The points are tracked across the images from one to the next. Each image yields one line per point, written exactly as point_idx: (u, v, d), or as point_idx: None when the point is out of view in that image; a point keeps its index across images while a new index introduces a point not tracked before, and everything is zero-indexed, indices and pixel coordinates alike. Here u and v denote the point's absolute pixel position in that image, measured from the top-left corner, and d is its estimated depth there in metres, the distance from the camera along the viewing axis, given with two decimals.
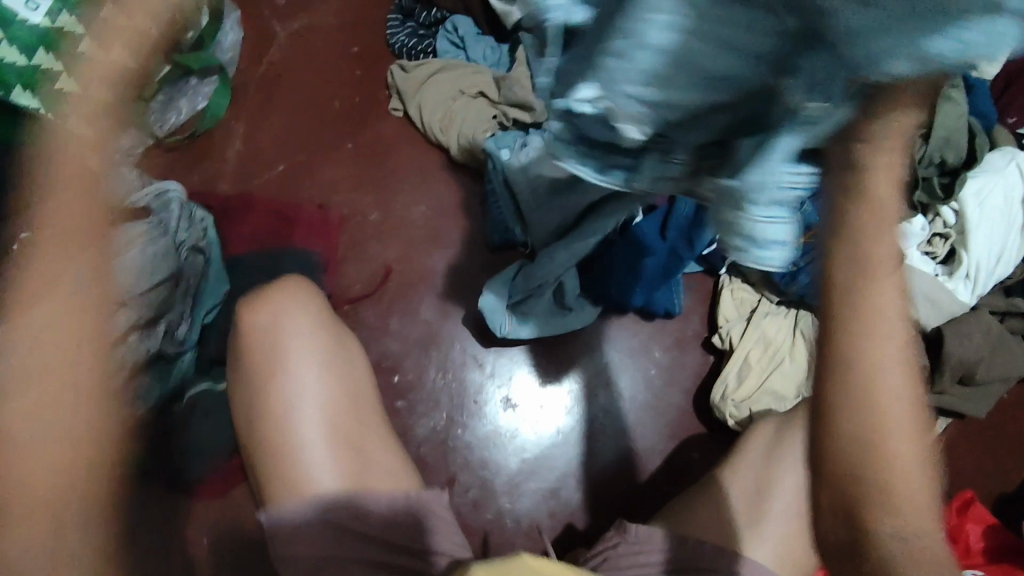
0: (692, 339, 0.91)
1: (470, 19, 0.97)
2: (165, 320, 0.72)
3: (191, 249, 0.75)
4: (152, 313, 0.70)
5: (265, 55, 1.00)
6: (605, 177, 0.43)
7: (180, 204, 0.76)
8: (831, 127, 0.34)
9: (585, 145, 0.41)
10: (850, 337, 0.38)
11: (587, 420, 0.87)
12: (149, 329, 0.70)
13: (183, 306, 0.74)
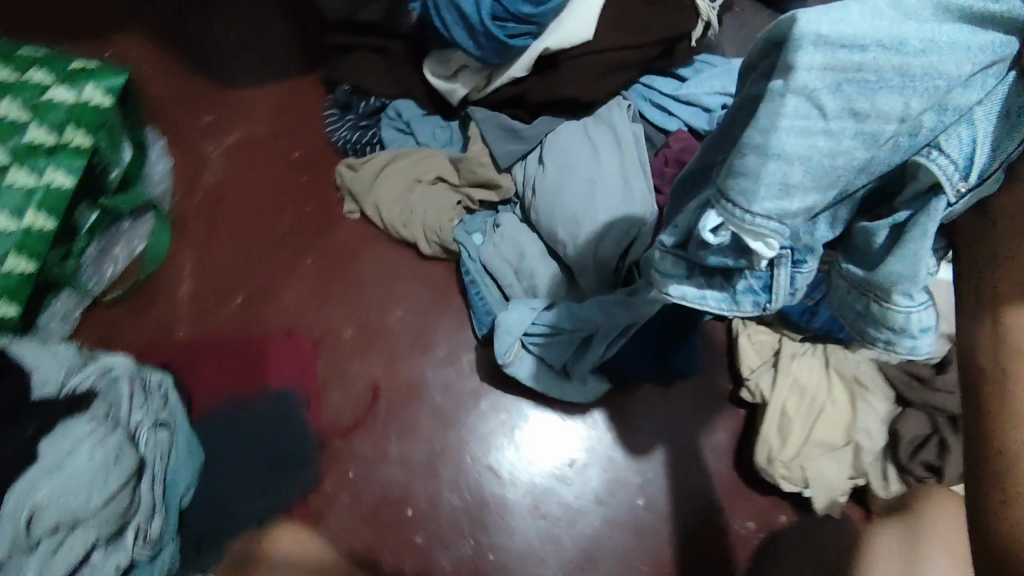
0: (717, 394, 0.84)
1: (412, 101, 0.90)
2: (132, 525, 0.62)
3: (152, 427, 0.66)
4: (115, 526, 0.60)
5: (201, 178, 0.92)
6: (734, 302, 0.43)
7: (130, 378, 0.67)
8: (975, 196, 0.33)
9: (695, 269, 0.43)
10: (1020, 405, 0.29)
11: (626, 508, 0.79)
12: (114, 540, 0.61)
13: (150, 499, 0.64)
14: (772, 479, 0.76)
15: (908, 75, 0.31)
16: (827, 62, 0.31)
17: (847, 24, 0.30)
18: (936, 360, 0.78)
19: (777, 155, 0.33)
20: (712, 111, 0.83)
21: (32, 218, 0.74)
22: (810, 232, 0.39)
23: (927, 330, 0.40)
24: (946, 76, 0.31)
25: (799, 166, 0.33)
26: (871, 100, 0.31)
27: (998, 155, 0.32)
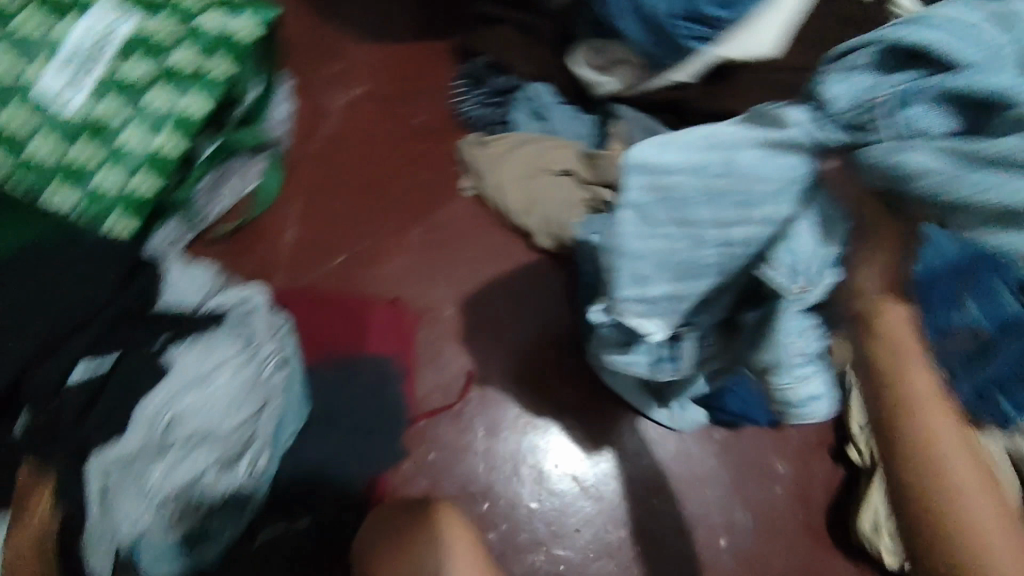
0: (819, 448, 0.79)
1: (550, 85, 0.85)
2: (245, 456, 0.61)
3: (278, 362, 0.64)
4: (232, 448, 0.60)
5: (320, 127, 0.89)
6: (657, 367, 0.61)
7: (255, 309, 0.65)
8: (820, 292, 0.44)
9: (618, 340, 0.62)
10: (897, 403, 0.36)
11: (706, 547, 0.76)
12: (229, 464, 0.60)
13: (266, 433, 0.62)
14: (873, 549, 0.72)
15: (714, 194, 0.43)
16: (649, 182, 0.44)
17: (666, 157, 0.43)
18: None
19: (623, 254, 0.47)
20: None
21: (163, 139, 0.72)
22: (695, 317, 0.53)
23: (818, 398, 0.54)
24: (749, 196, 0.42)
25: (652, 259, 0.47)
26: (688, 212, 0.44)
27: (803, 252, 0.43)
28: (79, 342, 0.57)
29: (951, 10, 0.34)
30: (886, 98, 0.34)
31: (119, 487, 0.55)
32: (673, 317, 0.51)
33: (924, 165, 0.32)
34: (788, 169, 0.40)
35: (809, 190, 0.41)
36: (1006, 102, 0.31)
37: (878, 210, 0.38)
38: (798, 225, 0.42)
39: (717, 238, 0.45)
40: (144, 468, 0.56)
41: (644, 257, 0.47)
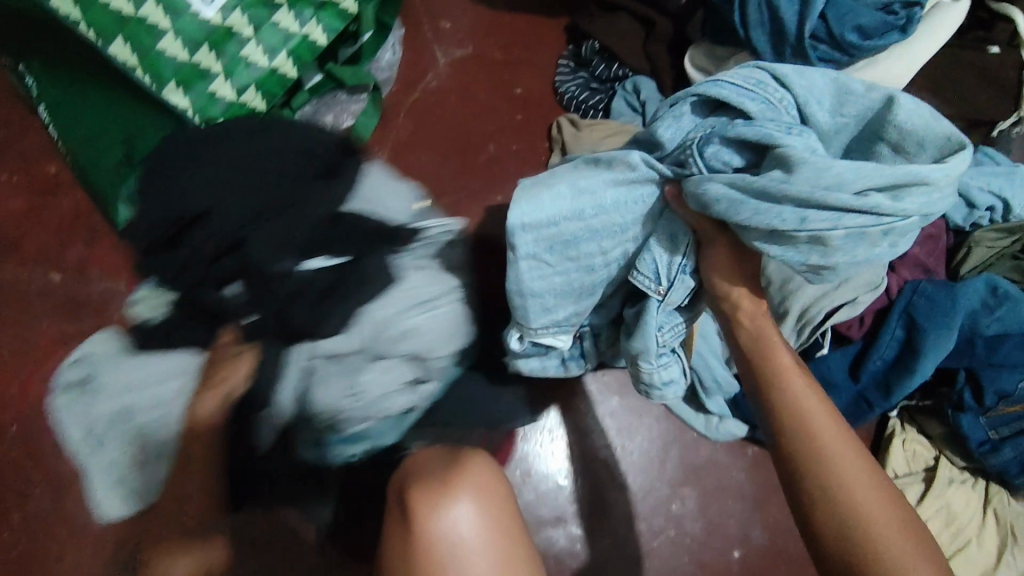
0: None
1: (654, 82, 0.86)
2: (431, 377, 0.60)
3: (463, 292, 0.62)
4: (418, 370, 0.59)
5: (421, 80, 0.91)
6: (564, 367, 0.66)
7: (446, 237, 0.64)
8: (669, 299, 0.53)
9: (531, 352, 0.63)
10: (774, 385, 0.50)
11: (720, 554, 0.77)
12: (416, 384, 0.59)
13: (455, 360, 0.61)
14: None
15: (592, 228, 0.53)
16: (535, 236, 0.53)
17: (539, 214, 0.52)
18: None
19: (530, 292, 0.56)
20: None
21: (281, 62, 0.76)
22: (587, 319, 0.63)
23: (671, 383, 0.57)
24: (616, 222, 0.52)
25: (556, 286, 0.56)
26: (573, 247, 0.53)
27: (676, 269, 0.52)
28: (277, 232, 0.55)
29: (736, 78, 0.48)
30: (694, 141, 0.47)
31: (322, 379, 0.57)
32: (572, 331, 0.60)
33: (725, 195, 0.44)
34: (631, 198, 0.52)
35: (655, 210, 0.52)
36: (775, 145, 0.43)
37: (715, 227, 0.49)
38: (653, 243, 0.52)
39: (599, 259, 0.54)
40: (353, 371, 0.57)
41: (545, 286, 0.56)
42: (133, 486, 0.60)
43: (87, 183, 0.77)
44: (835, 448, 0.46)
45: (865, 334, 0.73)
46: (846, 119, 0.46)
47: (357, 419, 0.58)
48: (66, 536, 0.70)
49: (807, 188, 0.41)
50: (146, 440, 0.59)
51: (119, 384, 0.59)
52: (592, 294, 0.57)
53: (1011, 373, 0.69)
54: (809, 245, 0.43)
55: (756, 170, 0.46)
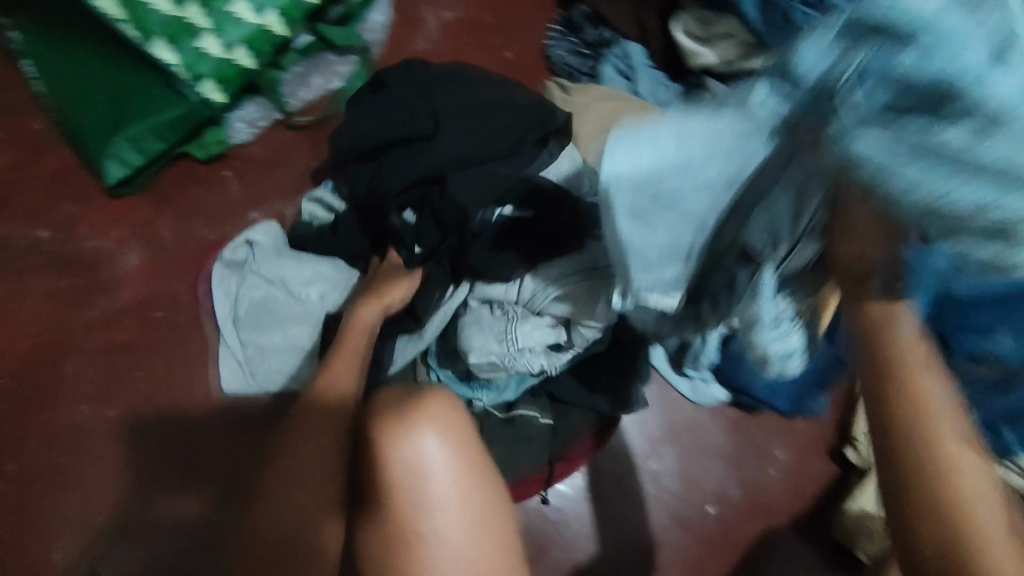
0: (820, 444, 0.83)
1: (643, 48, 0.86)
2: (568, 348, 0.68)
3: None
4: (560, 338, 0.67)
5: (411, 42, 0.90)
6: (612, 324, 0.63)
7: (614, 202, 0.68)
8: (795, 262, 0.43)
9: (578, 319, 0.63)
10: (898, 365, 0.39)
11: (696, 510, 0.80)
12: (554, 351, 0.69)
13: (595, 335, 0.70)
14: (848, 539, 0.78)
15: (705, 174, 0.40)
16: (633, 186, 0.40)
17: (642, 153, 0.39)
18: None
19: (630, 249, 0.44)
20: None
21: (269, 20, 0.74)
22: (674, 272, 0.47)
23: (791, 354, 0.48)
24: (735, 165, 0.39)
25: (652, 256, 0.45)
26: (676, 198, 0.41)
27: (801, 221, 0.40)
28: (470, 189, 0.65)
29: None
30: (859, 65, 0.31)
31: (478, 322, 0.68)
32: (678, 288, 0.47)
33: (876, 159, 0.31)
34: (748, 139, 0.38)
35: (789, 148, 0.38)
36: (960, 90, 0.28)
37: (853, 195, 0.36)
38: (779, 194, 0.40)
39: (715, 217, 0.43)
40: (508, 319, 0.67)
41: (641, 249, 0.44)
42: (257, 368, 0.73)
43: (73, 140, 0.77)
44: (956, 446, 0.38)
45: None
46: None
47: (499, 365, 0.67)
48: (58, 488, 0.72)
49: (1002, 153, 0.28)
50: (281, 330, 0.72)
51: (267, 275, 0.73)
52: (694, 256, 0.45)
53: None
54: (988, 235, 0.30)
55: (927, 127, 0.30)
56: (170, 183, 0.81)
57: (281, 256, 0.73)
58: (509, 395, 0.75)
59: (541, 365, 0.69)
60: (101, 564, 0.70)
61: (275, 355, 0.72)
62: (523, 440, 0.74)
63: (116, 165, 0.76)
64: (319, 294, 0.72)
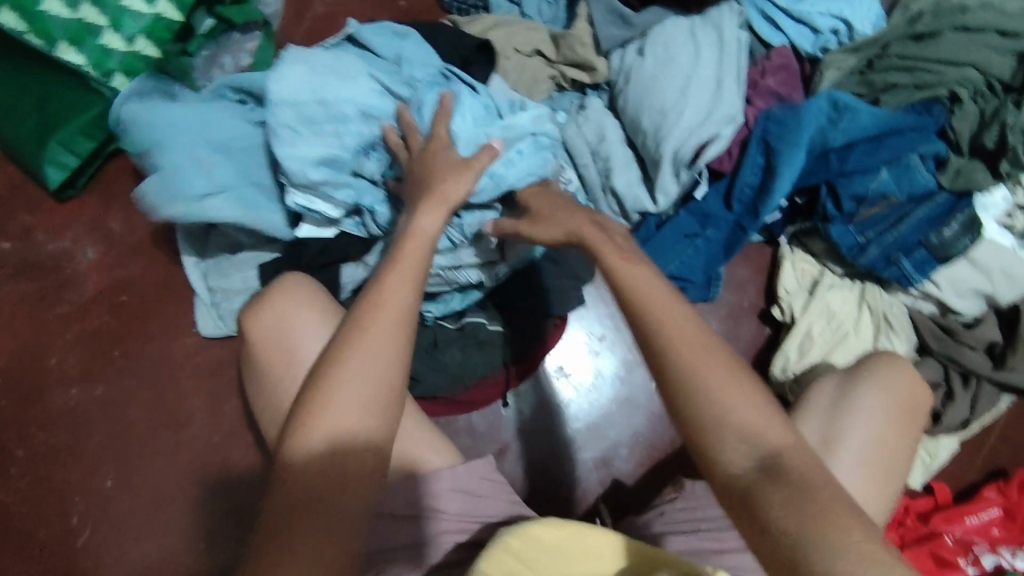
0: (749, 310, 0.89)
1: None
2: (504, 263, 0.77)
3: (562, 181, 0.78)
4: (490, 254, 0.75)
5: (309, 9, 0.94)
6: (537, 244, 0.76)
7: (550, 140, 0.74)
8: (323, 81, 0.67)
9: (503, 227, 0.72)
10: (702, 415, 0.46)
11: (643, 389, 0.86)
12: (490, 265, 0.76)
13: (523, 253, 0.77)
14: (781, 389, 0.82)
15: (321, 127, 0.67)
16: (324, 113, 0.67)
17: (309, 134, 0.67)
18: (969, 316, 0.80)
19: (319, 84, 0.67)
20: (821, 32, 0.80)
21: (162, 7, 0.82)
22: (338, 81, 0.67)
23: (317, 76, 0.67)
24: (316, 120, 0.67)
25: (331, 81, 0.67)
26: (325, 102, 0.67)
27: (340, 100, 0.67)
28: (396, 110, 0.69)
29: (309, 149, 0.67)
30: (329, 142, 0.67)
31: None
32: (330, 89, 0.67)
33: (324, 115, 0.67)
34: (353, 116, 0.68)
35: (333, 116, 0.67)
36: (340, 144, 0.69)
37: (334, 96, 0.67)
38: (354, 94, 0.68)
39: (325, 99, 0.67)
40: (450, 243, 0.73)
41: (310, 107, 0.67)
42: (225, 308, 0.81)
43: (14, 156, 0.84)
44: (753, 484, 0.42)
45: (733, 166, 0.81)
46: (316, 118, 0.67)
47: (442, 281, 0.76)
48: (65, 464, 0.80)
49: (303, 97, 0.66)
50: (241, 272, 0.80)
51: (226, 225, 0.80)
52: (324, 95, 0.67)
53: (857, 176, 0.78)
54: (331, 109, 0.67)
55: (324, 126, 0.67)
56: (111, 180, 0.87)
57: None
58: (457, 305, 0.79)
59: (478, 276, 0.76)
60: (115, 520, 0.79)
61: (240, 297, 0.80)
62: (474, 345, 0.78)
63: (55, 169, 0.82)
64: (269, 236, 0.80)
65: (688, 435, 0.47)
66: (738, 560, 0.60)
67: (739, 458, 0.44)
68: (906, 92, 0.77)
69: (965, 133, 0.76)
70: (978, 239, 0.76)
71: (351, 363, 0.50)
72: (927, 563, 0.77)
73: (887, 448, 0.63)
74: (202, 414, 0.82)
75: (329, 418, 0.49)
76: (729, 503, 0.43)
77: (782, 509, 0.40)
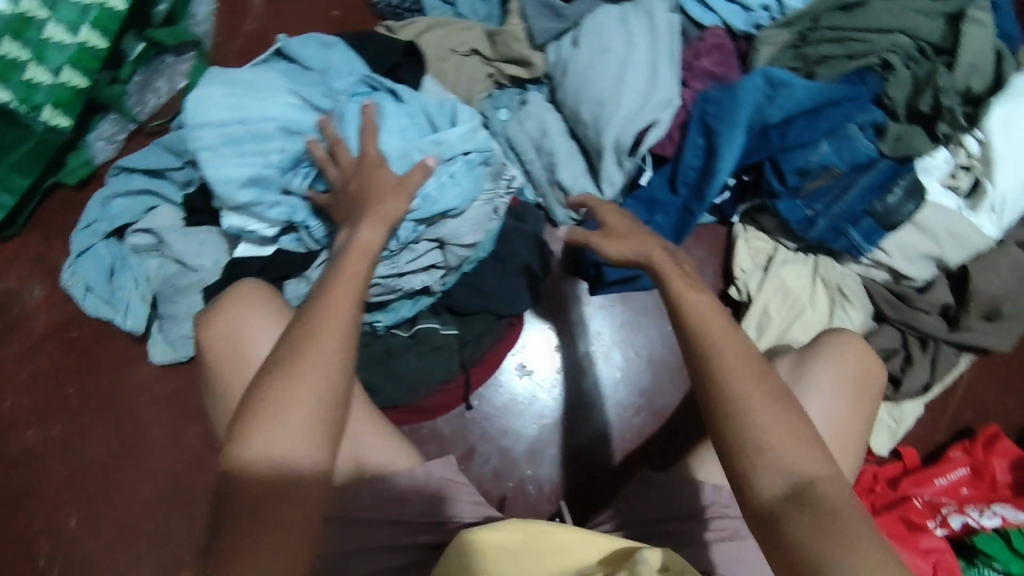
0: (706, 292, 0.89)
1: None
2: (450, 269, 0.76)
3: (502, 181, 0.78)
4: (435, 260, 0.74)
5: (241, 26, 0.93)
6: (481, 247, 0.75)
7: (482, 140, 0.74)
8: (242, 100, 0.69)
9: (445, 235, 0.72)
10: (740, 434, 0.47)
11: (607, 381, 0.86)
12: (436, 270, 0.76)
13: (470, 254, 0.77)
14: None
15: (245, 143, 0.68)
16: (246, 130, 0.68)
17: (235, 151, 0.67)
18: (921, 281, 0.80)
19: (238, 104, 0.68)
20: (751, 9, 0.81)
21: (87, 36, 0.79)
22: (258, 100, 0.69)
23: (235, 97, 0.69)
24: (239, 138, 0.67)
25: (249, 100, 0.68)
26: (247, 120, 0.68)
27: (260, 117, 0.68)
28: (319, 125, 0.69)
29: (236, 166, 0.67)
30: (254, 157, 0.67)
31: None
32: (250, 108, 0.68)
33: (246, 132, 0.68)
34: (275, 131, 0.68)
35: (255, 133, 0.68)
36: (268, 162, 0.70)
37: (255, 113, 0.68)
38: (274, 110, 0.69)
39: (247, 117, 0.68)
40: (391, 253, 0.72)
41: (233, 126, 0.68)
42: (174, 335, 0.80)
43: None
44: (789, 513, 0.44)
45: (675, 150, 0.81)
46: (238, 135, 0.67)
47: (387, 289, 0.74)
48: (28, 505, 0.79)
49: (224, 117, 0.68)
50: (186, 298, 0.79)
51: (172, 253, 0.80)
52: (244, 113, 0.68)
53: (799, 150, 0.77)
54: (253, 126, 0.68)
55: (247, 142, 0.68)
56: (52, 215, 0.86)
57: (172, 233, 0.80)
58: (407, 313, 0.78)
59: (425, 281, 0.75)
60: (82, 558, 0.78)
61: (187, 323, 0.79)
62: (429, 351, 0.78)
63: None
64: (214, 261, 0.79)
65: (724, 454, 0.48)
66: (700, 546, 0.61)
67: (771, 483, 0.45)
68: (840, 63, 0.78)
69: (901, 99, 0.77)
70: (923, 203, 0.77)
71: (300, 365, 0.49)
72: (897, 528, 0.78)
73: (840, 426, 0.63)
74: (164, 444, 0.81)
75: (270, 432, 0.47)
76: (756, 522, 0.46)
77: (807, 535, 0.43)
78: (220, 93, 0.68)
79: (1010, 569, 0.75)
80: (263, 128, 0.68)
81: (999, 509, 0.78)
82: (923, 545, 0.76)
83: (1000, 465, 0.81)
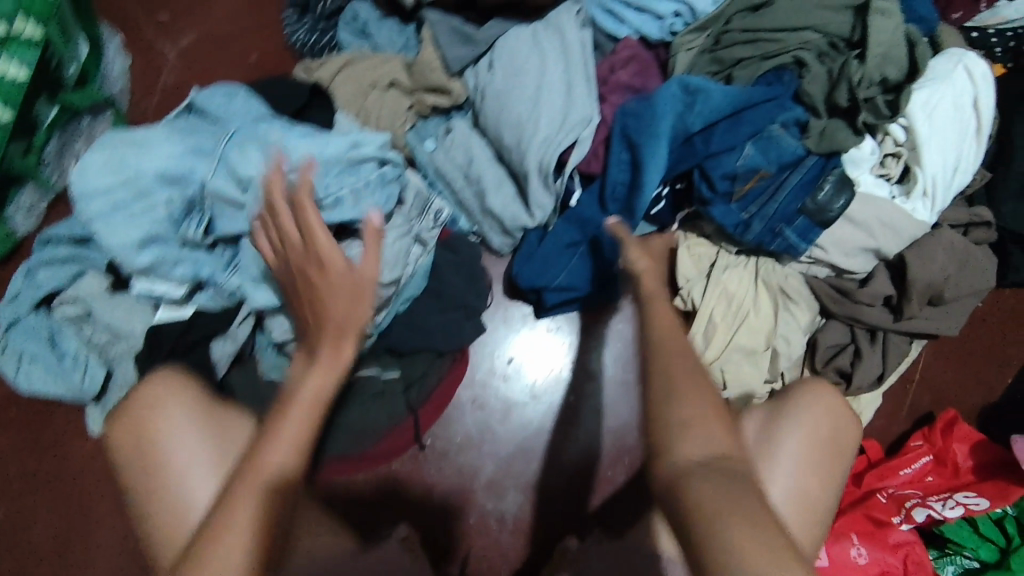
0: None
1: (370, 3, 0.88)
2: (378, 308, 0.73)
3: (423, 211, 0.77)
4: None
5: (158, 81, 0.92)
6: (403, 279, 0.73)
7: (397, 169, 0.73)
8: (125, 159, 0.66)
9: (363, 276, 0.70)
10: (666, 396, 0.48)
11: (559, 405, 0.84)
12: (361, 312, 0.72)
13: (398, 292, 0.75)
14: None
15: (134, 204, 0.66)
16: (132, 192, 0.66)
17: (125, 215, 0.66)
18: (862, 274, 0.79)
19: (120, 163, 0.66)
20: (664, 17, 0.79)
21: None
22: (140, 154, 0.66)
23: (116, 156, 0.66)
24: (127, 201, 0.66)
25: (131, 157, 0.66)
26: (132, 181, 0.66)
27: (144, 177, 0.66)
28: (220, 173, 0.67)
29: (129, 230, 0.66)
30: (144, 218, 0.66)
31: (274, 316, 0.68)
32: (133, 165, 0.66)
33: (133, 193, 0.66)
34: (163, 186, 0.67)
35: (142, 193, 0.66)
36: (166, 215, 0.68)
37: (139, 171, 0.66)
38: (158, 163, 0.66)
39: (131, 175, 0.66)
40: None
41: (120, 189, 0.66)
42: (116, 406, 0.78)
43: None
44: (697, 479, 0.44)
45: (602, 166, 0.80)
46: (125, 198, 0.66)
47: None
48: None
49: (108, 181, 0.66)
50: (124, 368, 0.77)
51: (105, 322, 0.77)
52: (128, 171, 0.66)
53: (726, 154, 0.76)
54: (139, 183, 0.66)
55: (136, 203, 0.66)
56: None
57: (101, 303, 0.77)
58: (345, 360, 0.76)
59: None
60: None
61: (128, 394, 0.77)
62: (371, 396, 0.76)
63: None
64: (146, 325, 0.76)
65: (648, 424, 0.49)
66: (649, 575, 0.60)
67: (692, 446, 0.46)
68: (755, 64, 0.77)
69: (820, 94, 0.76)
70: (855, 195, 0.76)
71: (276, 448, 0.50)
72: (863, 526, 0.78)
73: (814, 452, 0.63)
74: (114, 517, 0.79)
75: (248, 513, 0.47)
76: (659, 484, 0.46)
77: (716, 494, 0.42)
78: (103, 154, 0.66)
79: (980, 556, 0.76)
80: (153, 185, 0.66)
81: (963, 496, 0.77)
82: (893, 539, 0.76)
83: (962, 449, 0.80)
